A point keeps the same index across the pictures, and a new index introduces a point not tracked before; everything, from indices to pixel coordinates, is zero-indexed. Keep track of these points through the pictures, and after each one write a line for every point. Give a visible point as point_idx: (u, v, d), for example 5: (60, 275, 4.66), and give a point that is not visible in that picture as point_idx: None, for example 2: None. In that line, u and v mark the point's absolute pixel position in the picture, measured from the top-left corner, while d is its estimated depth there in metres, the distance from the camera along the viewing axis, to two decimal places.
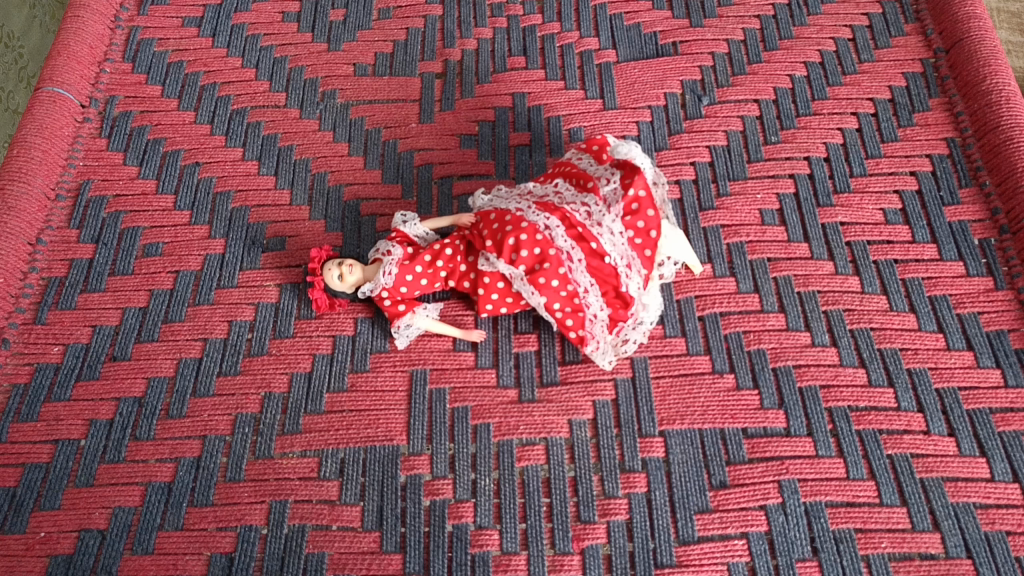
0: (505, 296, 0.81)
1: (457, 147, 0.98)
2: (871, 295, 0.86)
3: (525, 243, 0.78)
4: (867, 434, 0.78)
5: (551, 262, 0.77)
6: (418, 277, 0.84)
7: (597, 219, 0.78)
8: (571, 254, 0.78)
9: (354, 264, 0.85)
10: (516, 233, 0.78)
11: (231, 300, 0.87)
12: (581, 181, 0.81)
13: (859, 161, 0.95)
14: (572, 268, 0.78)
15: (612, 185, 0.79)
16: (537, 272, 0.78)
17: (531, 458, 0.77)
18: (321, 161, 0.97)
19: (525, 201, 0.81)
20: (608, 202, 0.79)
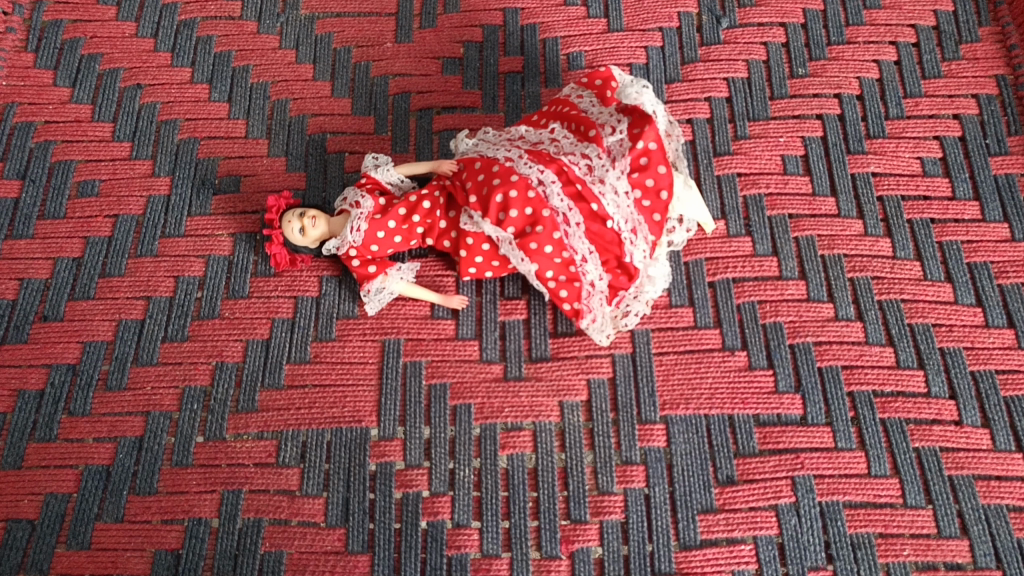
0: (491, 259, 0.71)
1: (438, 72, 0.85)
2: (904, 261, 0.75)
3: (515, 202, 0.67)
4: (892, 423, 0.69)
5: (545, 225, 0.67)
6: (391, 235, 0.73)
7: (599, 175, 0.67)
8: (567, 216, 0.67)
9: (318, 216, 0.74)
10: (505, 189, 0.67)
11: (178, 252, 0.77)
12: (581, 126, 0.69)
13: (896, 100, 0.83)
14: (568, 232, 0.67)
15: (617, 134, 0.67)
16: (528, 236, 0.67)
17: (517, 446, 0.69)
18: (281, 86, 0.85)
19: (515, 149, 0.70)
20: (612, 154, 0.67)
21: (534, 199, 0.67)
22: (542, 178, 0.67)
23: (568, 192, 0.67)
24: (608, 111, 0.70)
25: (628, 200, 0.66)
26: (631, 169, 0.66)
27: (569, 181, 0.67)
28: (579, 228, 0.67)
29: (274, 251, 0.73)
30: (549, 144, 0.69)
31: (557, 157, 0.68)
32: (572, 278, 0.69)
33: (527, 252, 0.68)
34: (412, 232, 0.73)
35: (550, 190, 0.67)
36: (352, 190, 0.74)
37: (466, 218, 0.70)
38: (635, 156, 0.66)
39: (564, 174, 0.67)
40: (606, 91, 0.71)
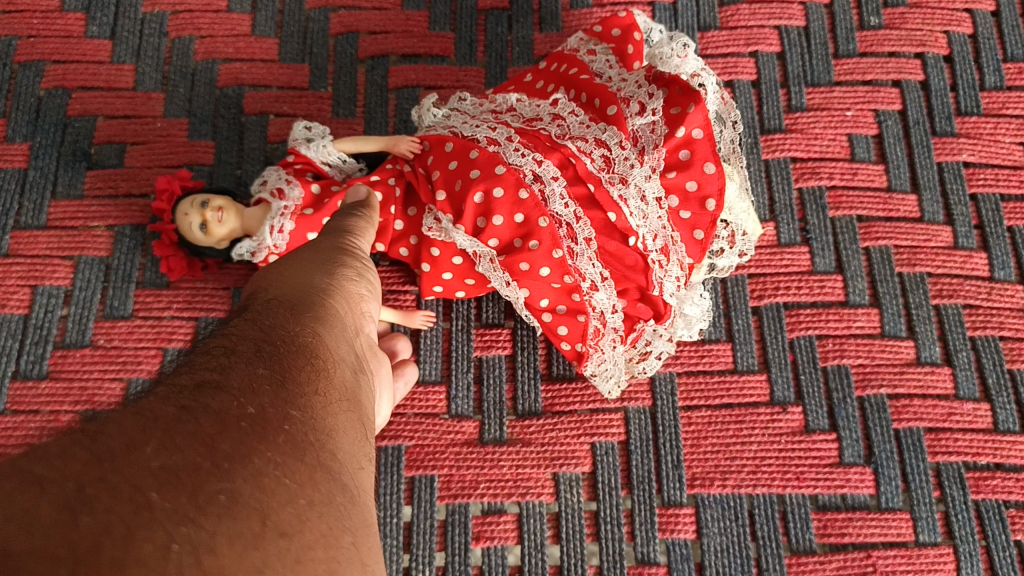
0: (461, 276, 0.53)
1: (396, 6, 0.63)
2: (1004, 284, 0.58)
3: (500, 205, 0.48)
4: (988, 508, 0.53)
5: (541, 236, 0.48)
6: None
7: (620, 173, 0.47)
8: (572, 227, 0.48)
9: (227, 207, 0.53)
10: (487, 187, 0.48)
11: (36, 251, 0.56)
12: (595, 98, 0.49)
13: (994, 64, 0.63)
14: (573, 250, 0.48)
15: (649, 113, 0.47)
16: (517, 252, 0.49)
17: (495, 536, 0.51)
18: (183, 18, 0.63)
19: (502, 127, 0.50)
20: (639, 141, 0.47)
21: (527, 201, 0.48)
22: (539, 170, 0.47)
23: (576, 193, 0.48)
24: (635, 77, 0.49)
25: (659, 210, 0.46)
26: (666, 166, 0.46)
27: (578, 177, 0.47)
28: (589, 247, 0.48)
29: (160, 252, 0.54)
30: (550, 122, 0.49)
31: (561, 141, 0.48)
32: (574, 307, 0.50)
33: (515, 272, 0.49)
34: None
35: (550, 190, 0.47)
36: (276, 171, 0.54)
37: (431, 221, 0.51)
38: (673, 147, 0.46)
39: (570, 166, 0.48)
40: (628, 48, 0.52)
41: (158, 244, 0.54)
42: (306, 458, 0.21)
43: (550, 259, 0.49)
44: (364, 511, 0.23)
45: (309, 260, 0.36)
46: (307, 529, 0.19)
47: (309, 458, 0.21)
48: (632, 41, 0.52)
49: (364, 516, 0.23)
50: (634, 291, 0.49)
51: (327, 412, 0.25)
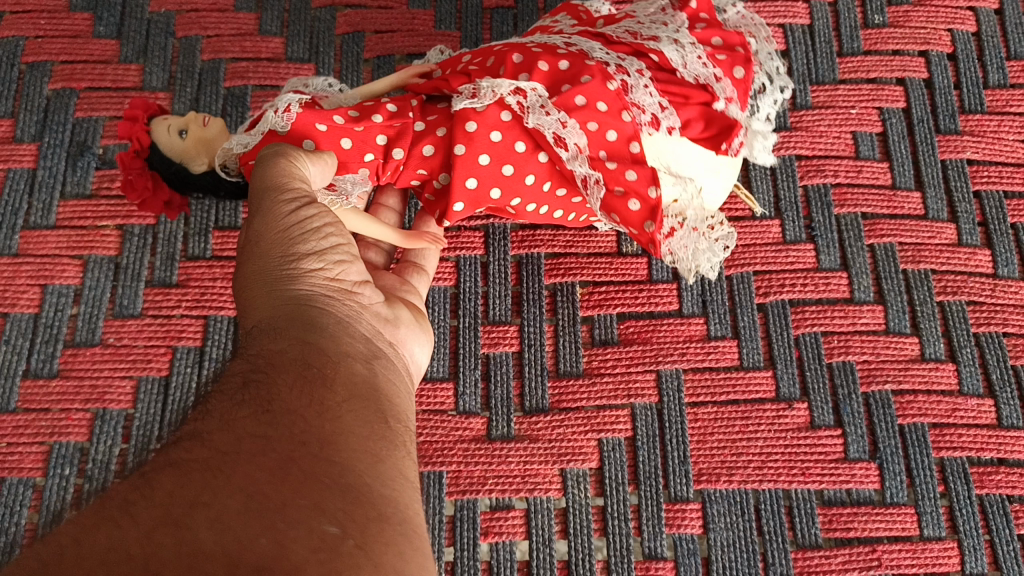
0: (501, 157, 0.47)
1: (402, 4, 0.64)
2: (1007, 281, 0.58)
3: (538, 61, 0.46)
4: (992, 502, 0.53)
5: (588, 74, 0.45)
6: (335, 134, 0.48)
7: (652, 32, 0.47)
8: (618, 69, 0.46)
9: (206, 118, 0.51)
10: (522, 50, 0.47)
11: (45, 251, 0.57)
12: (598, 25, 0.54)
13: (998, 62, 0.64)
14: (629, 84, 0.45)
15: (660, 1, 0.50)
16: (567, 93, 0.45)
17: (503, 532, 0.51)
18: (190, 18, 0.63)
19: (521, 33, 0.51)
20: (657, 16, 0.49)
21: (567, 54, 0.47)
22: (568, 40, 0.48)
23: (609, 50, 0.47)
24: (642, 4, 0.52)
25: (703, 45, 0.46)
26: (690, 22, 0.48)
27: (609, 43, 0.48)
28: (643, 76, 0.45)
29: (124, 160, 0.50)
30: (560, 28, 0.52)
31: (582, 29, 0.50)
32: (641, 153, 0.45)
33: (570, 111, 0.45)
34: (373, 133, 0.48)
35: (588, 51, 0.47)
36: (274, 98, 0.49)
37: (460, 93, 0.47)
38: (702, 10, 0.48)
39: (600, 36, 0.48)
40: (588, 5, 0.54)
41: (125, 157, 0.50)
42: (297, 465, 0.27)
43: (607, 95, 0.45)
44: (375, 498, 0.28)
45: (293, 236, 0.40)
46: (279, 530, 0.23)
47: (301, 463, 0.27)
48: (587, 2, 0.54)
49: (372, 502, 0.28)
50: (699, 121, 0.46)
51: (325, 418, 0.30)
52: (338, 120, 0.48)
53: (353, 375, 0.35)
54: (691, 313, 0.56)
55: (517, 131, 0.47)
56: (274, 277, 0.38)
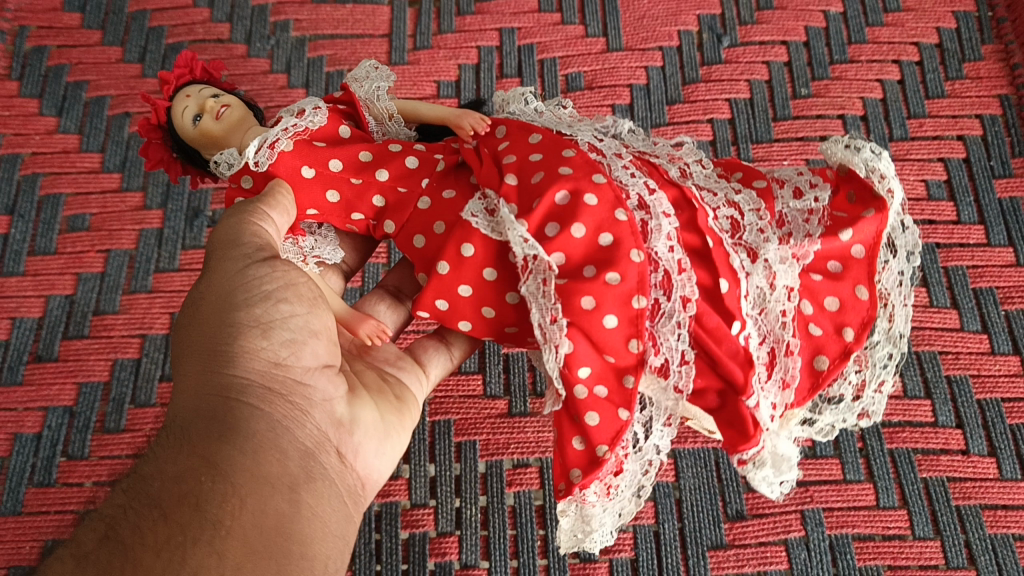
0: (478, 304, 0.57)
1: (434, 95, 0.84)
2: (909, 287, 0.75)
3: (591, 226, 0.53)
4: (900, 454, 0.69)
5: (618, 261, 0.52)
6: (326, 184, 0.63)
7: (756, 250, 0.55)
8: (666, 268, 0.53)
9: (221, 110, 0.66)
10: (577, 197, 0.53)
11: (173, 287, 0.75)
12: (747, 173, 0.59)
13: (900, 120, 0.82)
14: (659, 307, 0.53)
15: (808, 198, 0.56)
16: (588, 281, 0.52)
17: (524, 483, 0.67)
18: (274, 111, 0.83)
19: (623, 161, 0.57)
20: (782, 228, 0.56)
21: (631, 227, 0.53)
22: (660, 206, 0.54)
23: (687, 240, 0.54)
24: (803, 174, 0.57)
25: (789, 306, 0.54)
26: (806, 267, 0.55)
27: (702, 224, 0.54)
28: (680, 310, 0.52)
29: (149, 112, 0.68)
30: (690, 179, 0.58)
31: (696, 197, 0.55)
32: (622, 390, 0.53)
33: (571, 308, 0.52)
34: (367, 190, 0.62)
35: (655, 228, 0.53)
36: (309, 104, 0.65)
37: (479, 211, 0.56)
38: (829, 255, 0.55)
39: (703, 213, 0.54)
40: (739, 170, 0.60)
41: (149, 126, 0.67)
42: None
43: (624, 308, 0.52)
44: None
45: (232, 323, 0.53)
46: None
47: None
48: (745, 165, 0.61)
49: None
50: (713, 393, 0.55)
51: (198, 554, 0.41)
52: (334, 169, 0.63)
53: (251, 485, 0.46)
54: None
55: (501, 284, 0.56)
56: (223, 358, 0.52)
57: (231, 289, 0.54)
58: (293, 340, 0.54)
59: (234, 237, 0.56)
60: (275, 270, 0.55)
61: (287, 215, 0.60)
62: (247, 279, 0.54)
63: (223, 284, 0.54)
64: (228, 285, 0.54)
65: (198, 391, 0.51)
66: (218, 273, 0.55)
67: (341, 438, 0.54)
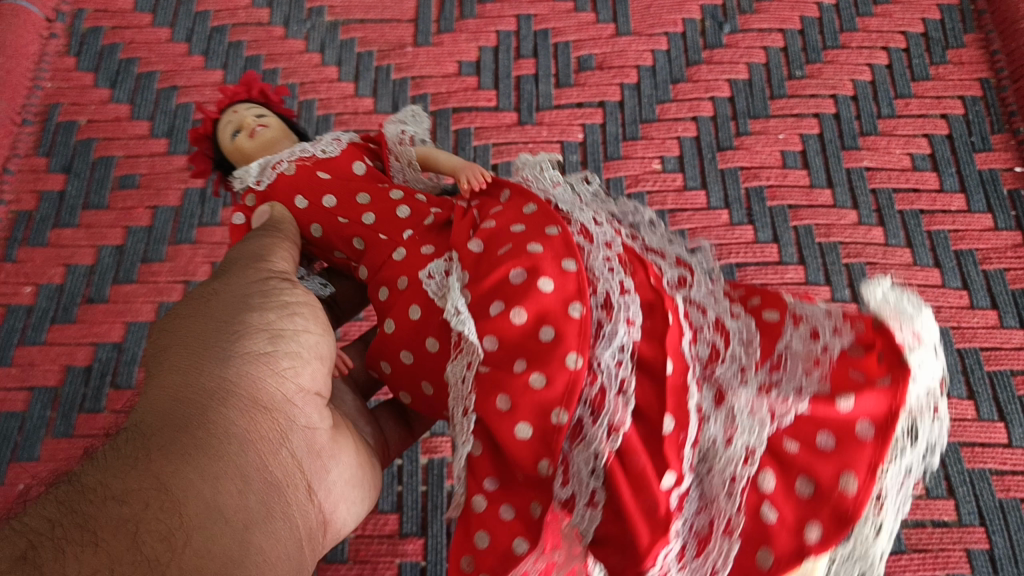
0: (421, 374, 0.52)
1: (456, 73, 0.91)
2: (895, 248, 0.81)
3: (536, 316, 0.47)
4: None
5: (552, 360, 0.45)
6: (316, 214, 0.62)
7: (725, 396, 0.46)
8: (603, 382, 0.46)
9: (254, 130, 0.68)
10: (515, 306, 0.47)
11: (214, 239, 0.82)
12: (766, 300, 0.50)
13: (887, 100, 0.88)
14: (582, 428, 0.46)
15: (817, 340, 0.46)
16: (513, 376, 0.46)
17: None
18: (308, 86, 0.90)
19: (603, 251, 0.51)
20: (770, 362, 0.47)
21: (580, 326, 0.47)
22: (626, 310, 0.48)
23: (642, 349, 0.47)
24: (824, 309, 0.47)
25: (742, 469, 0.44)
26: (783, 414, 0.44)
27: (664, 335, 0.47)
28: (603, 432, 0.45)
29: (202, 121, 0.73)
30: (690, 292, 0.51)
31: (678, 311, 0.49)
32: (529, 518, 0.45)
33: (486, 407, 0.46)
34: (347, 229, 0.60)
35: (610, 325, 0.47)
36: (338, 136, 0.67)
37: (437, 271, 0.52)
38: (842, 384, 0.44)
39: (675, 330, 0.47)
40: (754, 296, 0.51)
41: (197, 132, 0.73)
42: None
43: (541, 416, 0.45)
44: None
45: (226, 321, 0.47)
46: None
47: None
48: (764, 292, 0.51)
49: None
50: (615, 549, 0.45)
51: None
52: (325, 203, 0.62)
53: (202, 520, 0.37)
54: None
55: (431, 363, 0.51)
56: (212, 352, 0.45)
57: (245, 292, 0.49)
58: (296, 355, 0.48)
59: (254, 257, 0.53)
60: (283, 296, 0.51)
61: (296, 241, 0.59)
62: (267, 289, 0.50)
63: (232, 288, 0.50)
64: (241, 289, 0.50)
65: (168, 390, 0.43)
66: (225, 279, 0.51)
67: (314, 470, 0.47)
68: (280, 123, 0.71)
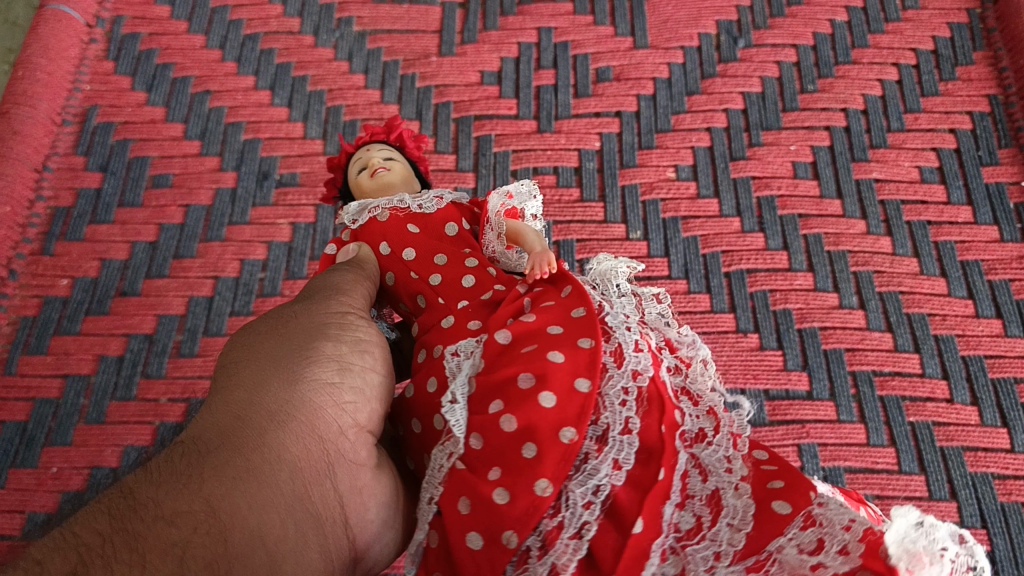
0: (426, 447, 0.54)
1: (478, 81, 0.94)
2: (902, 257, 0.83)
3: (525, 428, 0.48)
4: (890, 400, 0.77)
5: (524, 475, 0.47)
6: (395, 266, 0.65)
7: (694, 567, 0.46)
8: (563, 519, 0.46)
9: (379, 171, 0.69)
10: (508, 422, 0.48)
11: (243, 237, 0.85)
12: (791, 485, 0.48)
13: (897, 115, 0.90)
14: (528, 558, 0.47)
15: (811, 559, 0.45)
16: (485, 484, 0.47)
17: None
18: (336, 93, 0.94)
19: (626, 385, 0.50)
20: (752, 558, 0.46)
21: (565, 452, 0.47)
22: (618, 451, 0.48)
23: (618, 495, 0.47)
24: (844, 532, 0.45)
25: None
26: None
27: (646, 491, 0.47)
28: (559, 549, 0.45)
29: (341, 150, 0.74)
30: (703, 448, 0.51)
31: (678, 468, 0.48)
32: None
33: (452, 507, 0.48)
34: (415, 287, 0.63)
35: (596, 458, 0.48)
36: (456, 194, 0.69)
37: (459, 360, 0.54)
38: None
39: (662, 488, 0.47)
40: (778, 478, 0.49)
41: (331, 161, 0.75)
42: None
43: (494, 534, 0.46)
44: None
45: (299, 347, 0.50)
46: None
47: None
48: (799, 475, 0.48)
49: None
50: None
51: None
52: (404, 257, 0.64)
53: (239, 556, 0.41)
54: (677, 276, 0.83)
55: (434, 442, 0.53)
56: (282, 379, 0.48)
57: (324, 322, 0.53)
58: (362, 392, 0.51)
59: (335, 288, 0.57)
60: (356, 330, 0.53)
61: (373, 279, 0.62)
62: (344, 322, 0.53)
63: (315, 316, 0.53)
64: (321, 319, 0.53)
65: (231, 412, 0.47)
66: (310, 305, 0.55)
67: (356, 508, 0.48)
68: (406, 168, 0.71)
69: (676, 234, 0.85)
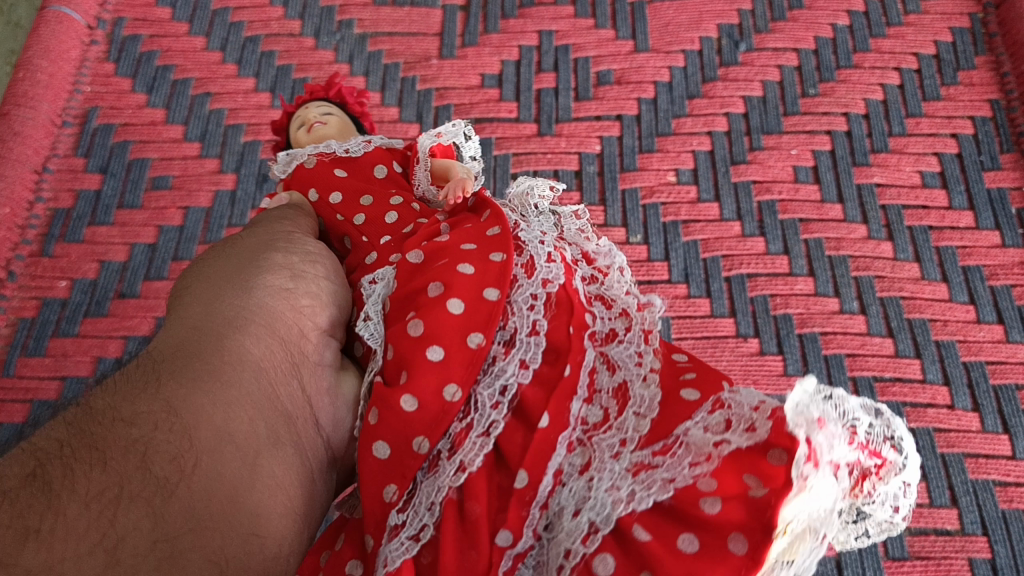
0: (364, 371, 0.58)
1: (478, 84, 0.94)
2: (903, 262, 0.83)
3: (430, 334, 0.52)
4: (891, 406, 0.76)
5: (432, 380, 0.50)
6: (327, 209, 0.67)
7: (597, 457, 0.49)
8: (472, 421, 0.50)
9: (315, 125, 0.75)
10: (417, 325, 0.52)
11: None
12: (702, 377, 0.51)
13: (899, 119, 0.90)
14: (439, 461, 0.50)
15: (710, 432, 0.47)
16: (396, 387, 0.51)
17: None
18: None
19: (537, 289, 0.55)
20: (659, 444, 0.48)
21: (472, 356, 0.51)
22: (524, 351, 0.52)
23: (525, 394, 0.51)
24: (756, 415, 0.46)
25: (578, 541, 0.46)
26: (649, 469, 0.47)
27: (550, 389, 0.51)
28: (461, 452, 0.49)
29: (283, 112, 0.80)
30: (613, 346, 0.54)
31: (585, 366, 0.52)
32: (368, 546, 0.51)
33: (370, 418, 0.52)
34: (345, 227, 0.65)
35: (502, 361, 0.52)
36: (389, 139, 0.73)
37: (381, 283, 0.58)
38: (726, 486, 0.45)
39: (567, 385, 0.51)
40: (688, 375, 0.52)
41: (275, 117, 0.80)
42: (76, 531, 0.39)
43: (405, 433, 0.50)
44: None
45: (252, 259, 0.54)
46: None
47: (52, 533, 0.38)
48: (709, 373, 0.52)
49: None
50: None
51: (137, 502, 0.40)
52: (335, 199, 0.67)
53: (212, 442, 0.44)
54: (678, 280, 0.83)
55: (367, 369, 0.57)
56: (239, 285, 0.52)
57: (272, 240, 0.57)
58: (314, 299, 0.54)
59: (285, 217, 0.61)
60: (304, 246, 0.58)
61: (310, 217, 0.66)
62: (291, 240, 0.58)
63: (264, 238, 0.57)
64: (269, 238, 0.57)
65: (191, 321, 0.50)
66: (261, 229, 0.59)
67: (321, 404, 0.52)
68: (344, 122, 0.77)
69: (676, 238, 0.85)
